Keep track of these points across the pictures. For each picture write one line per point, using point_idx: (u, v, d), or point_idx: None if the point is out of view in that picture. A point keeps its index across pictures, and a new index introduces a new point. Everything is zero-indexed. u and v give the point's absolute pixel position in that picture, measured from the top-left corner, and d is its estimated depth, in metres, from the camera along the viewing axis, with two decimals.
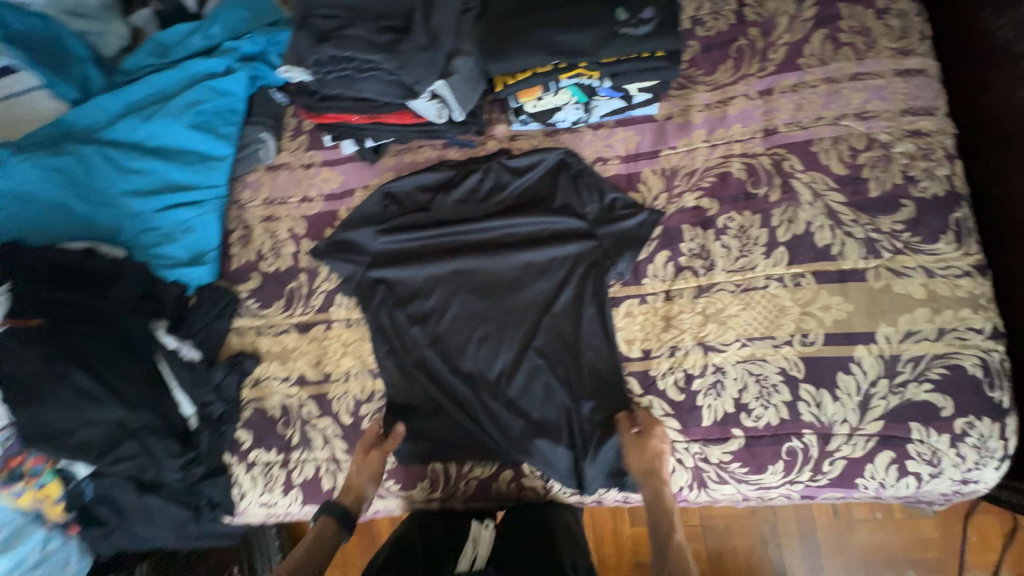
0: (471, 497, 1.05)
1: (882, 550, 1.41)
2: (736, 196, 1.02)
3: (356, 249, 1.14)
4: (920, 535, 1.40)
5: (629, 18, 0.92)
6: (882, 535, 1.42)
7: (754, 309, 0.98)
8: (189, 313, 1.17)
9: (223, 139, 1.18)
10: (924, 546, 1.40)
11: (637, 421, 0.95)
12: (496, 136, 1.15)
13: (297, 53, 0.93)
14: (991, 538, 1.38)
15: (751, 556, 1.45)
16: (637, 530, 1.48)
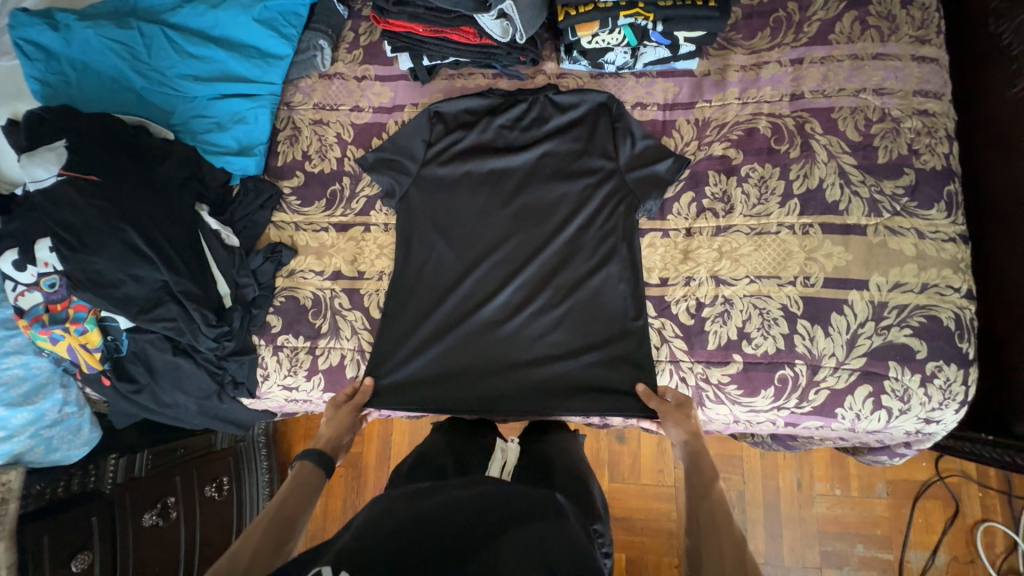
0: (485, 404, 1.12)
1: (837, 522, 1.54)
2: (760, 149, 1.12)
3: (401, 164, 1.18)
4: (872, 513, 1.53)
5: None
6: (839, 510, 1.54)
7: (765, 251, 1.08)
8: (232, 201, 1.22)
9: (285, 40, 1.22)
10: (874, 523, 1.53)
11: (665, 392, 1.03)
12: (545, 72, 1.22)
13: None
14: (935, 522, 1.51)
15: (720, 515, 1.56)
16: (615, 486, 1.60)
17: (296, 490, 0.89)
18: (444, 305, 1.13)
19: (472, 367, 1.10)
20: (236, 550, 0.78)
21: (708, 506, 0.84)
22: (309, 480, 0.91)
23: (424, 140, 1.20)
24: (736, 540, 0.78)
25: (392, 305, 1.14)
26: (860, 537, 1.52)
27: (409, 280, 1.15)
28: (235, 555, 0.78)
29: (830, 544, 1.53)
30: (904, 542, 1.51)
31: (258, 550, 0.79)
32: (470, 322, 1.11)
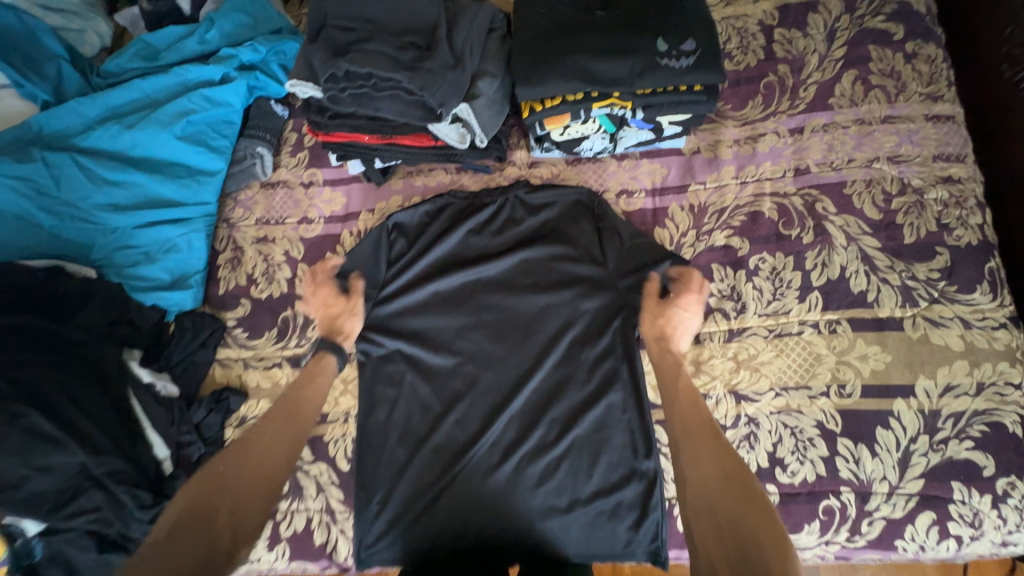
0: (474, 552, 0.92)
1: None
2: (768, 236, 0.98)
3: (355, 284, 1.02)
4: None
5: (669, 50, 0.86)
6: None
7: (789, 357, 0.93)
8: (168, 343, 1.06)
9: (216, 154, 1.08)
10: None
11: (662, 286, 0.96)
12: (514, 163, 1.09)
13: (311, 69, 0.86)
14: None
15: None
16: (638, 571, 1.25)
17: (309, 382, 0.93)
18: (422, 453, 0.97)
19: (462, 522, 0.93)
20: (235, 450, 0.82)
21: (692, 416, 0.79)
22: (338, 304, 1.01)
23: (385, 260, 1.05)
24: (721, 456, 0.73)
25: (362, 455, 0.98)
26: None
27: (378, 421, 0.99)
28: (234, 448, 0.82)
29: None
30: None
31: (255, 450, 0.82)
32: (454, 470, 0.95)
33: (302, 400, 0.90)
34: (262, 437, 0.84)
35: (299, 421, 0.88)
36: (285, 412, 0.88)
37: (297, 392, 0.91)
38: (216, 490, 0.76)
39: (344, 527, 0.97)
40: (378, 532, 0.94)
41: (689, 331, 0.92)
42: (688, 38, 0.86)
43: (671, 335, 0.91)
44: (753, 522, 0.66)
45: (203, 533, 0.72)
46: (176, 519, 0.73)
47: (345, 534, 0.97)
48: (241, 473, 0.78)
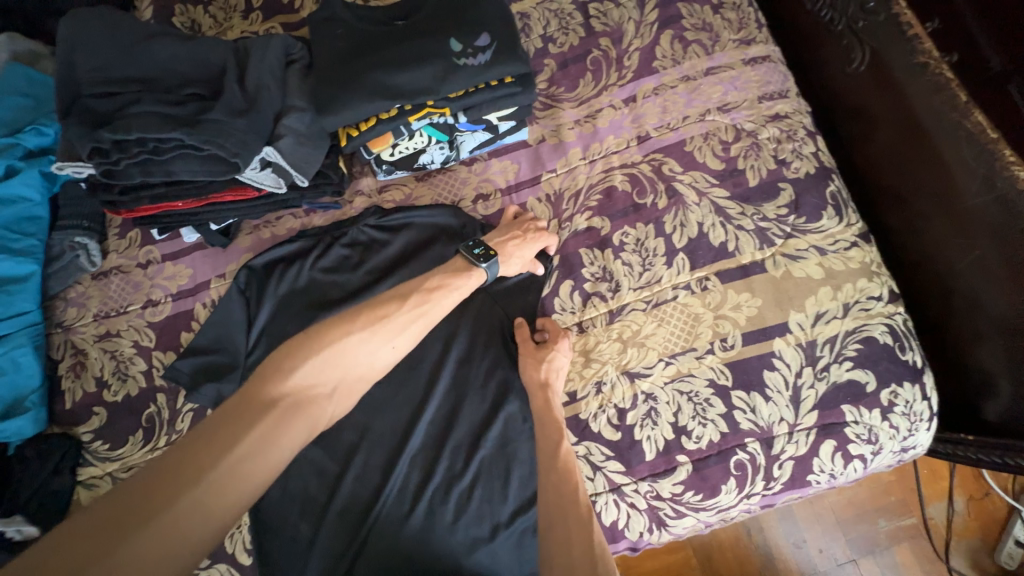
0: None
1: (852, 505, 1.44)
2: (626, 209, 0.97)
3: (463, 279, 0.88)
4: (880, 482, 1.46)
5: (465, 49, 0.84)
6: (849, 491, 1.45)
7: (670, 324, 0.92)
8: (14, 480, 0.91)
9: (22, 256, 0.95)
10: (887, 490, 1.45)
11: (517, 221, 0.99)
12: (363, 192, 1.03)
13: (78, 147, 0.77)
14: (939, 468, 1.46)
15: (738, 544, 1.42)
16: None
17: (403, 294, 0.85)
18: (325, 523, 0.89)
19: None
20: (320, 348, 0.76)
21: (549, 412, 0.85)
22: (455, 274, 0.88)
23: (506, 264, 0.91)
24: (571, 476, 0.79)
25: (262, 543, 0.89)
26: (879, 512, 1.43)
27: (272, 500, 0.91)
28: (307, 353, 0.75)
29: (853, 530, 1.42)
30: (920, 500, 1.43)
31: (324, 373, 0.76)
32: (364, 531, 0.88)
33: (396, 314, 0.82)
34: (357, 356, 0.79)
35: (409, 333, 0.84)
36: (382, 319, 0.81)
37: (387, 305, 0.83)
38: (286, 411, 0.71)
39: None
40: None
41: (559, 374, 0.89)
42: (482, 33, 0.85)
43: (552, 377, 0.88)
44: (576, 508, 0.74)
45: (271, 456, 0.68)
46: (205, 439, 0.65)
47: None
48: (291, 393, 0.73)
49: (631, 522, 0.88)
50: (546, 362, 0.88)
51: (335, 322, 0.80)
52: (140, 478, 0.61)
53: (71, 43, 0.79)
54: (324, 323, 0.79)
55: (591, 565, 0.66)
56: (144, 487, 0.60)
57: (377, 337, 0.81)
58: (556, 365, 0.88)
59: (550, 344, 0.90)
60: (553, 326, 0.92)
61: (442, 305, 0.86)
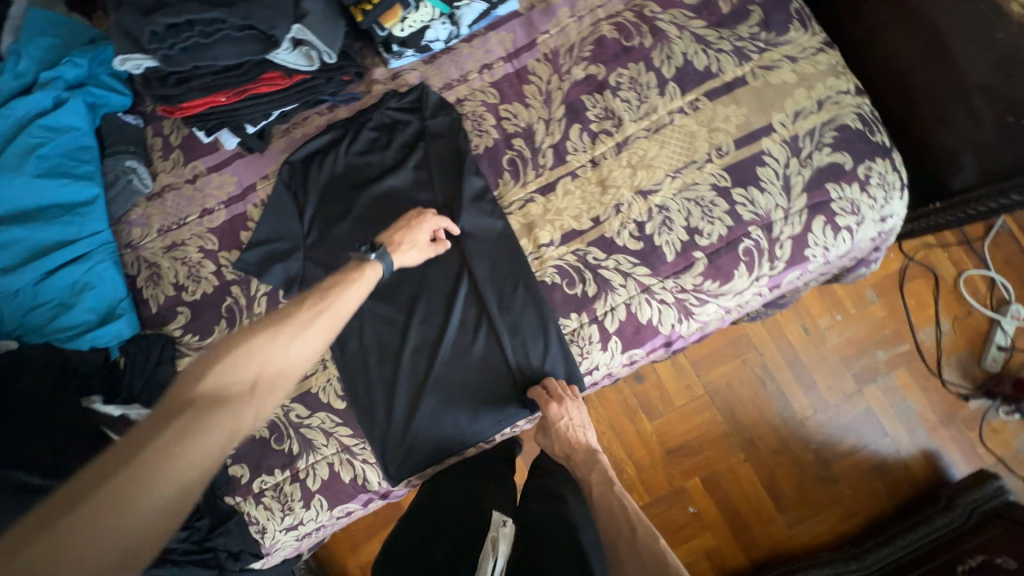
0: (468, 433, 1.03)
1: (853, 342, 1.60)
2: (617, 53, 1.08)
3: (358, 273, 0.88)
4: (875, 318, 1.62)
5: None
6: (848, 331, 1.61)
7: (671, 144, 1.05)
8: (124, 375, 1.05)
9: (85, 181, 1.05)
10: (880, 325, 1.61)
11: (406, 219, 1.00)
12: (378, 80, 1.12)
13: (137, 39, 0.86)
14: (925, 297, 1.61)
15: (755, 397, 1.58)
16: (657, 423, 1.58)
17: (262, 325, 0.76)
18: (405, 361, 1.03)
19: (463, 401, 1.02)
20: (200, 366, 0.70)
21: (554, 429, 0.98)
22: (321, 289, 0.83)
23: (405, 254, 0.97)
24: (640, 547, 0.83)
25: (355, 389, 1.03)
26: (877, 344, 1.60)
27: (354, 352, 1.04)
28: (192, 372, 0.68)
29: (856, 363, 1.60)
30: (912, 327, 1.60)
31: (208, 380, 0.68)
32: (439, 359, 1.02)
33: (266, 329, 0.75)
34: (226, 371, 0.70)
35: (293, 353, 0.75)
36: (238, 353, 0.71)
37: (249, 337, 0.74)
38: (167, 423, 0.63)
39: (366, 456, 1.03)
40: (409, 452, 1.02)
41: (580, 425, 1.01)
42: None
43: (575, 425, 0.99)
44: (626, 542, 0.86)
45: (142, 492, 0.57)
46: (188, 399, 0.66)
47: (369, 462, 1.03)
48: (183, 406, 0.65)
49: (663, 315, 1.03)
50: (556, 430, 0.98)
51: (203, 359, 0.71)
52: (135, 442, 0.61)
53: None
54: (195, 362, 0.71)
55: None
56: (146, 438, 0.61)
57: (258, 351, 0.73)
58: (573, 421, 0.99)
59: (551, 421, 0.98)
60: (542, 397, 0.98)
61: (313, 313, 0.79)
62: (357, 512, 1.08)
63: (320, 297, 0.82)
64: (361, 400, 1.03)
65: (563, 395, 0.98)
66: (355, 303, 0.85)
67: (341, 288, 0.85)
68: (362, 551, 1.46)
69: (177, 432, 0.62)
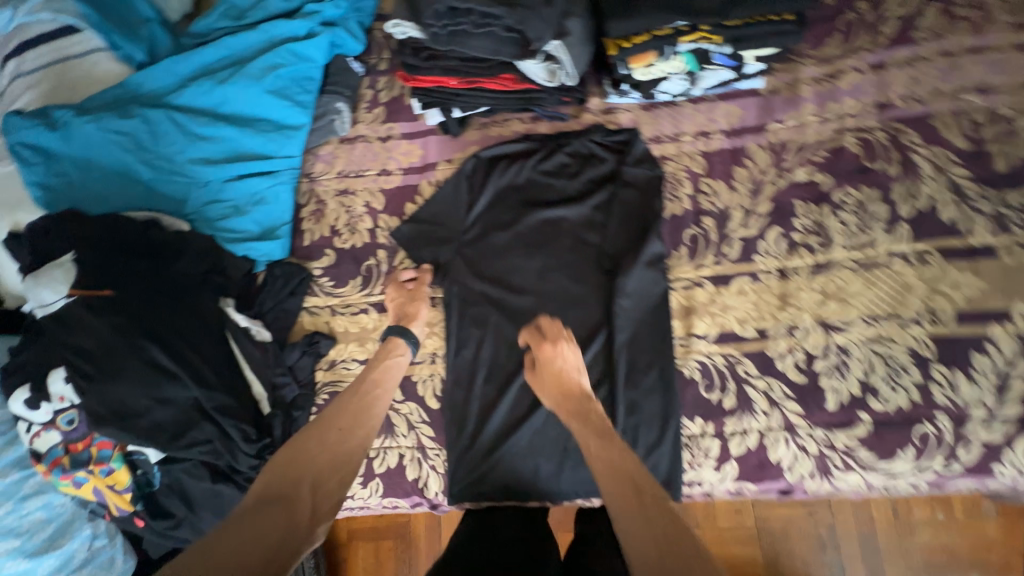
0: (537, 484, 0.96)
1: (947, 553, 1.14)
2: (851, 170, 0.99)
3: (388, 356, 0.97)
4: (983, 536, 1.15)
5: None
6: (947, 539, 1.15)
7: (878, 287, 0.93)
8: (259, 291, 1.10)
9: (300, 107, 1.11)
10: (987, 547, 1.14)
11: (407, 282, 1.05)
12: (590, 110, 1.10)
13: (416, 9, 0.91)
14: None
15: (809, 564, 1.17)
16: None
17: (348, 396, 0.90)
18: (510, 391, 0.99)
19: (548, 455, 0.96)
20: (286, 456, 0.81)
21: (549, 364, 0.91)
22: (382, 360, 0.96)
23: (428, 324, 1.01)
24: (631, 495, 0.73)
25: (452, 395, 1.01)
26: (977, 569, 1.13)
27: (465, 360, 1.02)
28: (288, 458, 0.81)
29: None
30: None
31: (288, 476, 0.79)
32: (545, 403, 0.97)
33: (345, 415, 0.87)
34: (315, 445, 0.83)
35: (347, 442, 0.85)
36: (333, 421, 0.86)
37: (332, 413, 0.87)
38: (265, 507, 0.75)
39: (436, 464, 1.00)
40: (476, 481, 0.97)
41: (581, 373, 0.92)
42: None
43: (569, 370, 0.91)
44: (627, 496, 0.73)
45: (270, 520, 0.74)
46: (302, 457, 0.81)
47: (436, 470, 1.01)
48: (278, 477, 0.78)
49: (796, 462, 0.91)
50: (558, 358, 0.91)
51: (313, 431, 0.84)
52: (271, 480, 0.79)
53: None
54: (297, 439, 0.84)
55: None
56: (275, 476, 0.79)
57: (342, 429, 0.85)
58: (568, 363, 0.91)
59: (540, 357, 0.92)
60: (535, 335, 0.94)
61: (373, 400, 0.90)
62: (400, 509, 1.05)
63: (363, 385, 0.91)
64: (455, 409, 1.00)
65: (558, 335, 0.93)
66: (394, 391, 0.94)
67: (373, 371, 0.94)
68: (352, 519, 1.35)
69: (287, 503, 0.76)
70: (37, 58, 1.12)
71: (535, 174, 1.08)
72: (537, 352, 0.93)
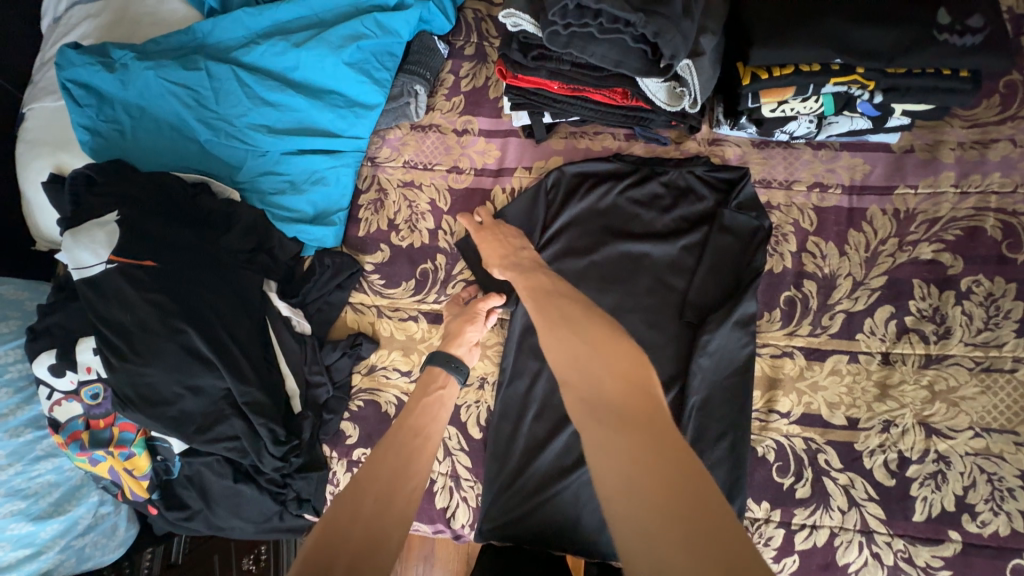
0: (574, 538, 0.87)
1: None
2: (988, 256, 0.86)
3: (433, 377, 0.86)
4: None
5: (951, 24, 0.75)
6: None
7: (996, 395, 0.82)
8: (305, 278, 1.02)
9: (377, 86, 1.00)
10: None
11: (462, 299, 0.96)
12: (695, 139, 0.98)
13: (538, 2, 0.80)
14: None
15: None
16: None
17: (392, 441, 0.74)
18: (561, 436, 0.90)
19: (591, 511, 0.88)
20: (318, 532, 0.61)
21: (488, 221, 0.97)
22: (422, 396, 0.82)
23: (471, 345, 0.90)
24: (580, 339, 0.70)
25: (497, 427, 0.93)
26: None
27: (516, 392, 0.94)
28: (319, 533, 0.61)
29: None
30: None
31: (326, 554, 0.59)
32: None
33: (386, 467, 0.70)
34: (351, 512, 0.63)
35: (399, 499, 0.67)
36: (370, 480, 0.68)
37: (374, 467, 0.69)
38: None
39: (468, 496, 0.94)
40: (509, 524, 0.89)
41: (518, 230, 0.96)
42: (973, 13, 0.75)
43: (511, 236, 0.93)
44: (563, 321, 0.74)
45: None
46: (337, 526, 0.61)
47: (467, 502, 0.94)
48: (314, 558, 0.58)
49: (866, 571, 0.82)
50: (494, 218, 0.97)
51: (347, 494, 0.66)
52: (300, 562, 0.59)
53: None
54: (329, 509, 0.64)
55: (637, 397, 0.61)
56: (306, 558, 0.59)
57: (382, 491, 0.67)
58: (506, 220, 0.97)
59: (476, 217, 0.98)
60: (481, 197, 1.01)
61: (415, 448, 0.74)
62: (420, 532, 0.99)
63: (397, 433, 0.75)
64: (498, 442, 0.93)
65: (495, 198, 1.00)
66: (442, 429, 0.80)
67: (408, 417, 0.78)
68: None
69: None
70: None
71: (623, 201, 0.97)
72: (485, 223, 0.96)
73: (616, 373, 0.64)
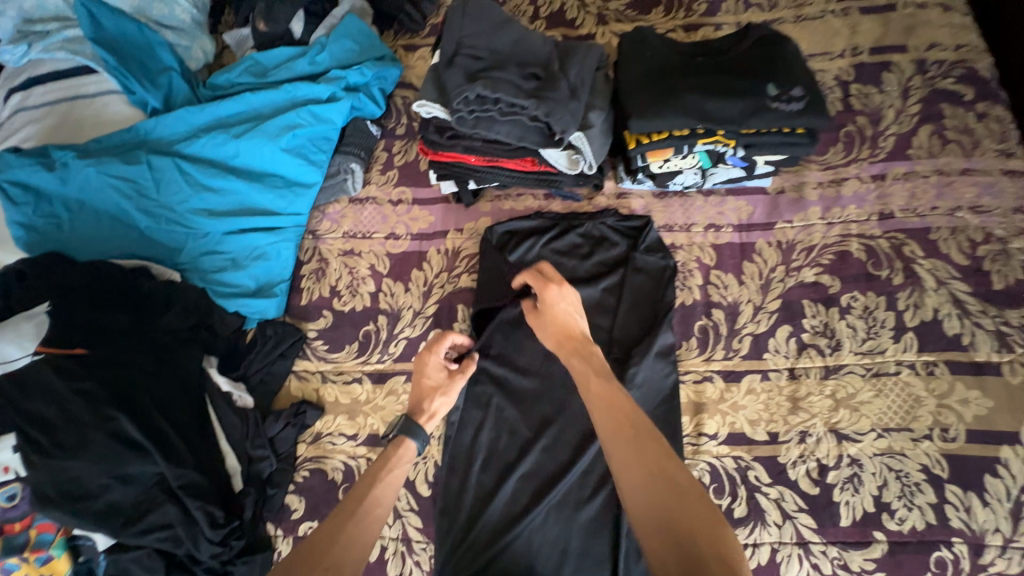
0: None
1: None
2: (858, 275, 1.00)
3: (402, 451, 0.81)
4: None
5: (778, 94, 0.93)
6: None
7: (888, 397, 0.92)
8: (247, 351, 1.03)
9: (314, 166, 1.10)
10: None
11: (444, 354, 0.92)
12: (604, 194, 1.11)
13: (445, 94, 0.94)
14: None
15: None
16: None
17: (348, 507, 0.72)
18: (508, 483, 0.92)
19: (545, 559, 0.88)
20: None
21: (555, 306, 0.85)
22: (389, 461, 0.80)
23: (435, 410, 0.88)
24: (659, 474, 0.64)
25: (444, 482, 0.94)
26: None
27: (462, 444, 0.96)
28: None
29: None
30: None
31: None
32: (545, 500, 0.90)
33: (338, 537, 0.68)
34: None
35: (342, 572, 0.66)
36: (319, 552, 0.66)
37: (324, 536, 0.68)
38: None
39: (420, 560, 0.92)
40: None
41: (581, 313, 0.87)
42: (796, 85, 0.93)
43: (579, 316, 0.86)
44: (640, 446, 0.67)
45: None
46: None
47: (420, 567, 0.92)
48: None
49: None
50: (563, 300, 0.86)
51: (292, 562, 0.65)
52: None
53: (462, 9, 0.98)
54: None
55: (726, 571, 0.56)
56: None
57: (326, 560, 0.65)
58: (573, 304, 0.86)
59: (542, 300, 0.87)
60: (543, 274, 0.89)
61: (370, 514, 0.73)
62: None
63: (357, 508, 0.72)
64: (447, 498, 0.93)
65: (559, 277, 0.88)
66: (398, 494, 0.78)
67: (370, 487, 0.75)
68: None
69: None
70: (46, 94, 1.12)
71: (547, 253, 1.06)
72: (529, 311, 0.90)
73: (702, 534, 0.58)
